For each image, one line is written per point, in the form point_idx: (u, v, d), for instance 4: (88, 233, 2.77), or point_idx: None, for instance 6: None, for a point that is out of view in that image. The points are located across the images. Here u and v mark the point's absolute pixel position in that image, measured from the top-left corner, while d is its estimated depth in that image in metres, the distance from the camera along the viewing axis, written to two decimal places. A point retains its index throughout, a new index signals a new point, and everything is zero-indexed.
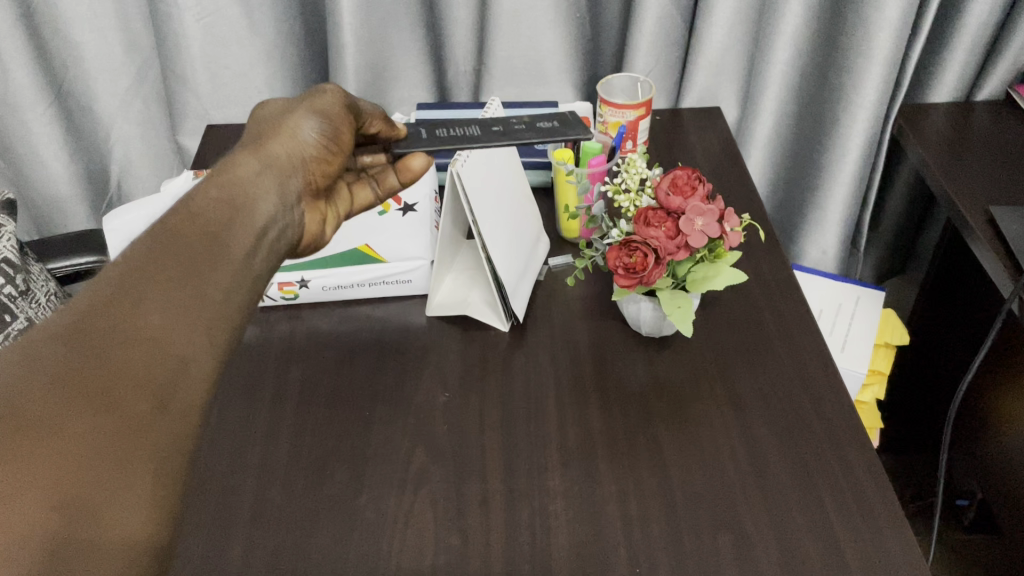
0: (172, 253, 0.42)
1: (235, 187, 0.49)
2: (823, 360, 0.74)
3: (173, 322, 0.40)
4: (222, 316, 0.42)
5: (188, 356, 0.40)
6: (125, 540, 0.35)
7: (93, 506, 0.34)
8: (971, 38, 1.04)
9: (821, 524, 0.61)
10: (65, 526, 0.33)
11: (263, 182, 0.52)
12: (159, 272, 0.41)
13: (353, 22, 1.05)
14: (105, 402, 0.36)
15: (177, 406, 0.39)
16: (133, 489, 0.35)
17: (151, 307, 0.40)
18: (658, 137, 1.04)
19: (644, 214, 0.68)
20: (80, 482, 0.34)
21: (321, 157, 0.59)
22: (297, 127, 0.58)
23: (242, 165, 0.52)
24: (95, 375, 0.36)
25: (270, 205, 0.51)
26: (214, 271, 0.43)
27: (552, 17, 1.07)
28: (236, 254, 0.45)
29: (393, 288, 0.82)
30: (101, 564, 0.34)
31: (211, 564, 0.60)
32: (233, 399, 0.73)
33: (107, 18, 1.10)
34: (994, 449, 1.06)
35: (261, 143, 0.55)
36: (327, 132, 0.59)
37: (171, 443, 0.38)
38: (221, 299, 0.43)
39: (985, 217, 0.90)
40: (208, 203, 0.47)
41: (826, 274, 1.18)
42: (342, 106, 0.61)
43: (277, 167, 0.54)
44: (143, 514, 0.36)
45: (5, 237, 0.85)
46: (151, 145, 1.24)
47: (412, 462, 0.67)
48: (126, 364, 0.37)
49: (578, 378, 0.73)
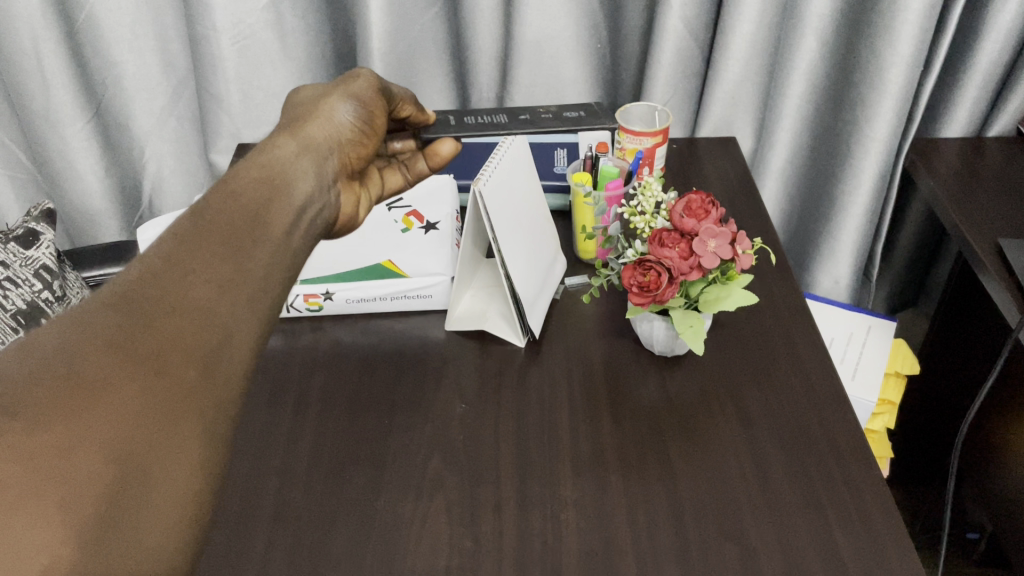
0: (217, 227, 0.44)
1: (274, 167, 0.51)
2: (831, 381, 0.76)
3: (217, 294, 0.42)
4: (264, 290, 0.45)
5: (232, 327, 0.42)
6: (177, 495, 0.38)
7: (145, 463, 0.37)
8: (983, 75, 1.07)
9: (827, 541, 0.63)
10: (116, 481, 0.36)
11: (301, 163, 0.53)
12: (203, 245, 0.43)
13: (383, 48, 1.09)
14: (153, 367, 0.39)
15: (221, 373, 0.41)
16: (179, 451, 0.38)
17: (196, 280, 0.42)
18: (674, 164, 1.07)
19: (659, 235, 0.70)
20: (130, 441, 0.37)
21: (355, 139, 0.61)
22: (334, 109, 0.60)
23: (280, 146, 0.53)
24: (144, 341, 0.39)
25: (308, 185, 0.52)
26: (255, 245, 0.45)
27: (573, 47, 1.10)
28: (276, 230, 0.47)
29: (414, 302, 0.85)
30: (154, 516, 0.36)
31: (232, 560, 0.63)
32: (258, 405, 0.75)
33: (146, 39, 1.15)
34: (1005, 485, 1.06)
35: (300, 126, 0.57)
36: (362, 115, 0.61)
37: (215, 409, 0.40)
38: (262, 274, 0.45)
39: (993, 250, 0.92)
40: (249, 179, 0.49)
41: (838, 303, 1.19)
42: (376, 91, 0.64)
43: (315, 149, 0.56)
44: (191, 473, 0.38)
45: (44, 244, 0.89)
46: (184, 161, 1.29)
47: (429, 467, 0.69)
48: (174, 332, 0.40)
49: (591, 393, 0.75)
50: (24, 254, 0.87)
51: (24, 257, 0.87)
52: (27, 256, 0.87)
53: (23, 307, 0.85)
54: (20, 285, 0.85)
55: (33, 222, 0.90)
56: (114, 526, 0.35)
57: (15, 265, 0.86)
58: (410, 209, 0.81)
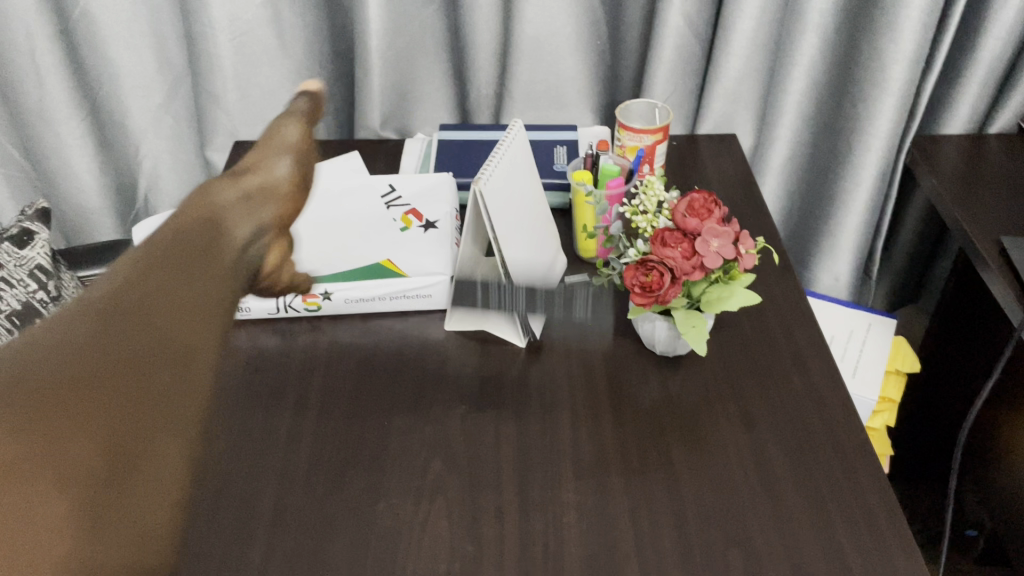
0: (166, 258, 0.47)
1: (212, 210, 0.52)
2: (833, 381, 0.76)
3: (181, 311, 0.45)
4: (222, 299, 0.49)
5: (195, 339, 0.45)
6: (160, 480, 0.41)
7: (131, 453, 0.40)
8: (985, 71, 1.07)
9: (832, 545, 0.62)
10: (106, 474, 0.38)
11: (238, 210, 0.55)
12: (159, 270, 0.46)
13: (381, 44, 1.08)
14: (127, 369, 0.41)
15: (195, 370, 0.45)
16: (165, 446, 0.41)
17: (155, 300, 0.45)
18: (674, 161, 1.07)
19: (661, 235, 0.69)
20: (114, 441, 0.39)
21: (295, 196, 0.61)
22: (272, 163, 0.60)
23: (220, 194, 0.55)
24: (114, 353, 0.42)
25: (245, 231, 0.54)
26: (209, 269, 0.49)
27: (573, 43, 1.10)
28: (218, 270, 0.49)
29: (411, 303, 0.84)
30: (146, 496, 0.40)
31: (231, 566, 0.62)
32: (256, 407, 0.74)
33: (142, 36, 1.14)
34: (1005, 483, 1.06)
35: (237, 178, 0.58)
36: (299, 170, 0.61)
37: (188, 407, 0.43)
38: (218, 292, 0.48)
39: (996, 248, 0.91)
40: (189, 221, 0.50)
41: (839, 301, 1.19)
42: (311, 147, 0.65)
43: (250, 200, 0.56)
44: (169, 463, 0.41)
45: (39, 244, 0.88)
46: (180, 159, 1.28)
47: (429, 471, 0.68)
48: (144, 342, 0.43)
49: (592, 394, 0.75)
50: (18, 254, 0.86)
51: (19, 257, 0.86)
52: (21, 256, 0.86)
53: (17, 308, 0.84)
54: (14, 286, 0.84)
55: (27, 222, 0.89)
56: (103, 520, 0.37)
57: (9, 266, 0.85)
58: (409, 207, 0.81)
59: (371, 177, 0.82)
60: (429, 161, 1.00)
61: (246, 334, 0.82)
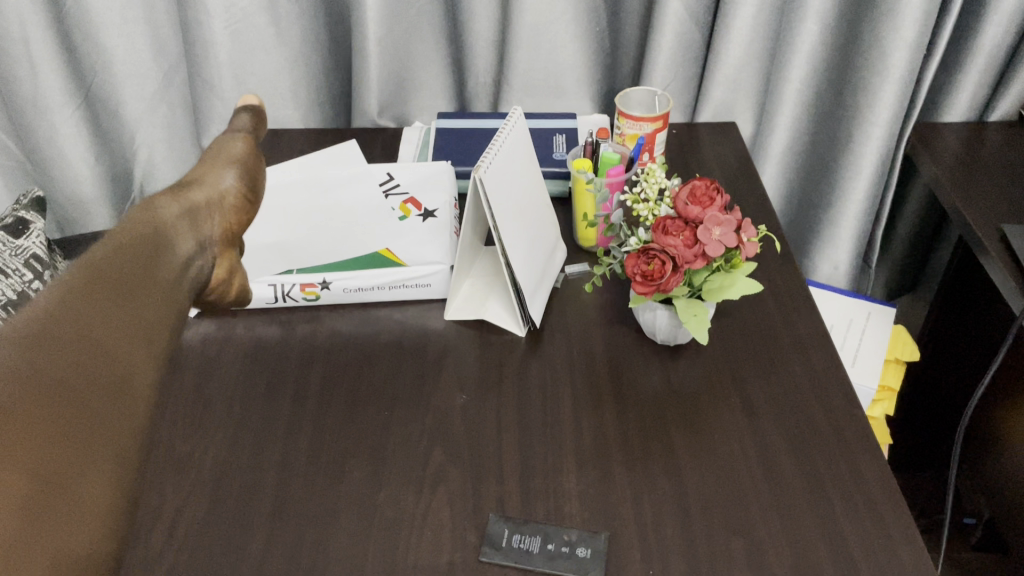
0: (104, 278, 0.54)
1: (155, 225, 0.61)
2: (835, 369, 0.75)
3: (116, 334, 0.51)
4: (154, 330, 0.54)
5: (124, 363, 0.51)
6: (95, 497, 0.45)
7: (64, 471, 0.44)
8: (986, 59, 1.06)
9: (834, 534, 0.62)
10: (39, 489, 0.43)
11: (176, 228, 0.63)
12: (97, 295, 0.53)
13: (378, 32, 1.07)
14: (59, 392, 0.46)
15: (126, 394, 0.50)
16: (90, 468, 0.46)
17: (93, 321, 0.51)
18: (674, 149, 1.06)
19: (663, 223, 0.69)
20: (46, 463, 0.44)
21: (238, 203, 0.70)
22: (218, 177, 0.70)
23: (159, 215, 0.63)
24: (49, 375, 0.46)
25: (184, 248, 0.62)
26: (140, 299, 0.55)
27: (572, 31, 1.09)
28: (160, 283, 0.58)
29: (412, 292, 0.83)
30: (75, 517, 0.44)
31: (231, 557, 0.62)
32: (255, 398, 0.74)
33: (136, 24, 1.13)
34: (1004, 472, 1.06)
35: (183, 191, 0.67)
36: (244, 179, 0.70)
37: (121, 430, 0.48)
38: (151, 320, 0.54)
39: (997, 236, 0.91)
40: (132, 236, 0.59)
41: (839, 290, 1.18)
42: (255, 153, 0.74)
43: (195, 213, 0.66)
44: (106, 481, 0.46)
45: (34, 233, 0.87)
46: (176, 148, 1.27)
47: (430, 461, 0.68)
48: (78, 365, 0.48)
49: (593, 384, 0.74)
50: (14, 243, 0.85)
51: (15, 246, 0.85)
52: (17, 245, 0.85)
53: (13, 297, 0.83)
54: (10, 275, 0.83)
55: (22, 211, 0.88)
56: (40, 527, 0.42)
57: (5, 255, 0.84)
58: (408, 196, 0.81)
59: (368, 164, 0.80)
60: (428, 149, 0.99)
61: (245, 323, 0.82)
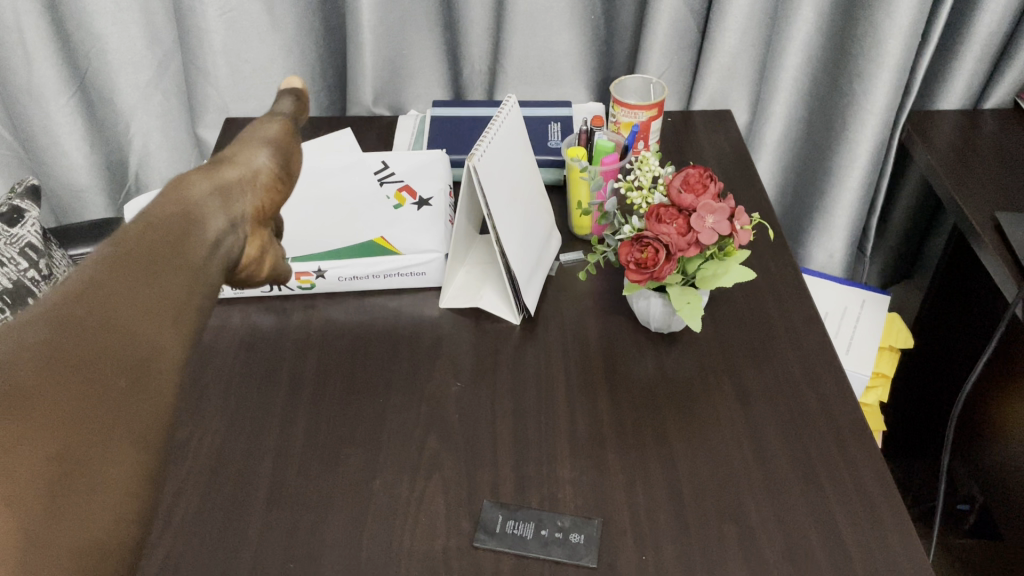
0: (134, 256, 0.47)
1: (186, 204, 0.54)
2: (827, 357, 0.76)
3: (146, 310, 0.45)
4: (188, 308, 0.48)
5: (157, 343, 0.45)
6: (118, 494, 0.40)
7: (86, 464, 0.39)
8: (982, 46, 1.06)
9: (826, 519, 0.63)
10: (59, 478, 0.38)
11: (211, 202, 0.56)
12: (124, 273, 0.46)
13: (373, 20, 1.07)
14: (84, 372, 0.41)
15: (152, 381, 0.43)
16: (110, 458, 0.40)
17: (123, 297, 0.45)
18: (669, 137, 1.06)
19: (656, 211, 0.69)
20: (70, 448, 0.39)
21: (272, 184, 0.63)
22: (251, 157, 0.63)
23: (194, 188, 0.56)
24: (74, 350, 0.41)
25: (220, 223, 0.55)
26: (176, 273, 0.49)
27: (567, 18, 1.09)
28: (194, 263, 0.50)
29: (407, 280, 0.84)
30: (94, 517, 0.38)
31: (228, 542, 0.62)
32: (251, 386, 0.74)
33: (130, 12, 1.12)
34: (996, 459, 1.07)
35: (215, 169, 0.60)
36: (277, 161, 0.64)
37: (151, 419, 0.43)
38: (185, 297, 0.48)
39: (991, 223, 0.91)
40: (162, 217, 0.52)
41: (834, 279, 1.19)
42: (289, 138, 0.67)
43: (229, 190, 0.59)
44: (129, 473, 0.40)
45: (29, 221, 0.87)
46: (171, 136, 1.26)
47: (425, 448, 0.68)
48: (102, 343, 0.42)
49: (588, 371, 0.75)
50: (9, 232, 0.85)
51: (10, 235, 0.85)
52: (12, 234, 0.86)
53: (8, 286, 0.83)
54: (5, 264, 0.83)
55: (17, 200, 0.88)
56: (54, 523, 0.37)
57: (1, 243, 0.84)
58: (403, 184, 0.81)
59: (362, 153, 0.80)
60: (423, 137, 0.99)
61: (240, 312, 0.82)
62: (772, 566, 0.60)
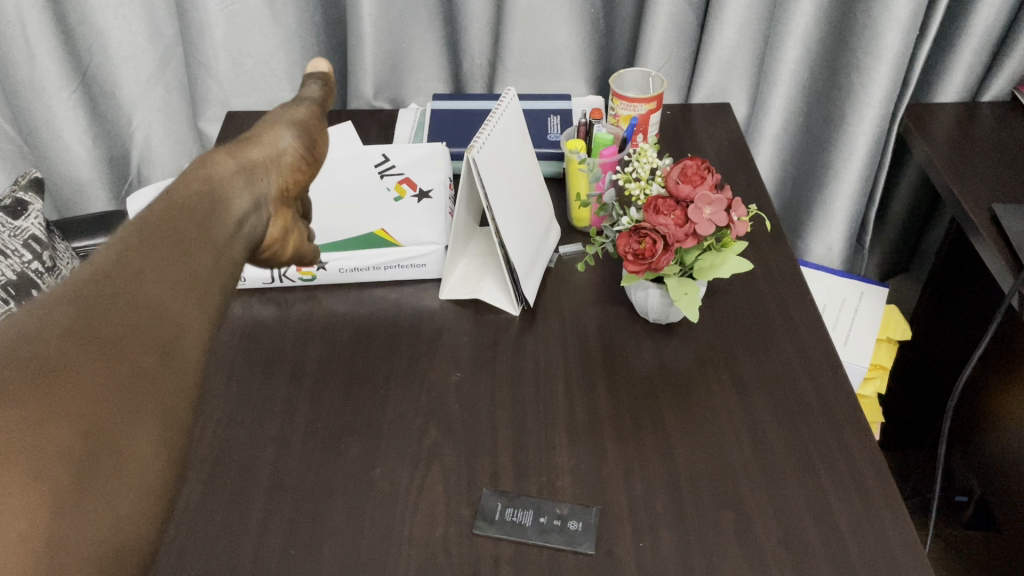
0: (160, 236, 0.48)
1: (212, 182, 0.55)
2: (824, 347, 0.76)
3: (170, 290, 0.46)
4: (210, 288, 0.49)
5: (183, 321, 0.46)
6: (142, 469, 0.40)
7: (112, 440, 0.40)
8: (980, 38, 1.06)
9: (821, 508, 0.64)
10: (84, 456, 0.38)
11: (236, 181, 0.57)
12: (150, 252, 0.47)
13: (374, 13, 1.08)
14: (112, 351, 0.42)
15: (176, 359, 0.44)
16: (136, 432, 0.41)
17: (147, 276, 0.46)
18: (668, 130, 1.07)
19: (654, 202, 0.70)
20: (97, 424, 0.39)
21: (297, 165, 0.63)
22: (276, 135, 0.62)
23: (220, 165, 0.57)
24: (101, 330, 0.42)
25: (243, 203, 0.56)
26: (200, 253, 0.49)
27: (567, 12, 1.09)
28: (217, 243, 0.51)
29: (407, 272, 0.84)
30: (119, 491, 0.39)
31: (231, 529, 0.63)
32: (254, 376, 0.75)
33: (132, 6, 1.13)
34: (994, 451, 1.07)
35: (241, 146, 0.60)
36: (303, 140, 0.64)
37: (175, 396, 0.44)
38: (207, 277, 0.49)
39: (988, 216, 0.92)
40: (187, 195, 0.52)
41: (833, 270, 1.19)
42: (315, 117, 0.67)
43: (253, 169, 0.59)
44: (153, 449, 0.41)
45: (33, 215, 0.88)
46: (172, 129, 1.27)
47: (425, 437, 0.69)
48: (127, 322, 0.43)
49: (587, 362, 0.75)
50: (13, 224, 0.86)
51: (13, 227, 0.86)
52: (16, 226, 0.86)
53: (13, 278, 0.84)
54: (9, 256, 0.84)
55: (20, 192, 0.89)
56: (83, 496, 0.37)
57: (4, 236, 0.85)
58: (403, 176, 0.83)
59: (364, 146, 0.82)
60: (423, 130, 0.99)
61: (242, 304, 0.83)
62: (768, 554, 0.60)
